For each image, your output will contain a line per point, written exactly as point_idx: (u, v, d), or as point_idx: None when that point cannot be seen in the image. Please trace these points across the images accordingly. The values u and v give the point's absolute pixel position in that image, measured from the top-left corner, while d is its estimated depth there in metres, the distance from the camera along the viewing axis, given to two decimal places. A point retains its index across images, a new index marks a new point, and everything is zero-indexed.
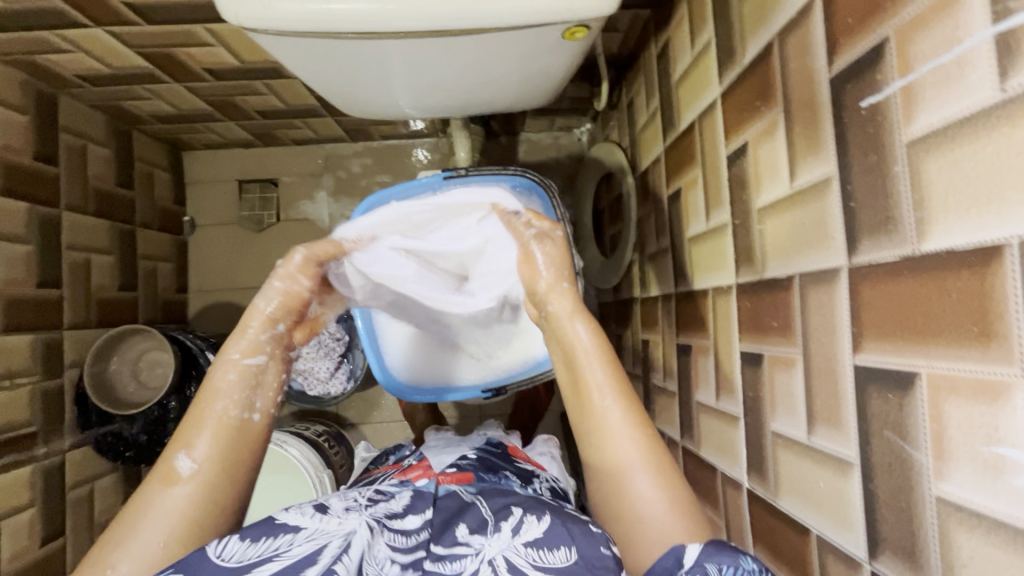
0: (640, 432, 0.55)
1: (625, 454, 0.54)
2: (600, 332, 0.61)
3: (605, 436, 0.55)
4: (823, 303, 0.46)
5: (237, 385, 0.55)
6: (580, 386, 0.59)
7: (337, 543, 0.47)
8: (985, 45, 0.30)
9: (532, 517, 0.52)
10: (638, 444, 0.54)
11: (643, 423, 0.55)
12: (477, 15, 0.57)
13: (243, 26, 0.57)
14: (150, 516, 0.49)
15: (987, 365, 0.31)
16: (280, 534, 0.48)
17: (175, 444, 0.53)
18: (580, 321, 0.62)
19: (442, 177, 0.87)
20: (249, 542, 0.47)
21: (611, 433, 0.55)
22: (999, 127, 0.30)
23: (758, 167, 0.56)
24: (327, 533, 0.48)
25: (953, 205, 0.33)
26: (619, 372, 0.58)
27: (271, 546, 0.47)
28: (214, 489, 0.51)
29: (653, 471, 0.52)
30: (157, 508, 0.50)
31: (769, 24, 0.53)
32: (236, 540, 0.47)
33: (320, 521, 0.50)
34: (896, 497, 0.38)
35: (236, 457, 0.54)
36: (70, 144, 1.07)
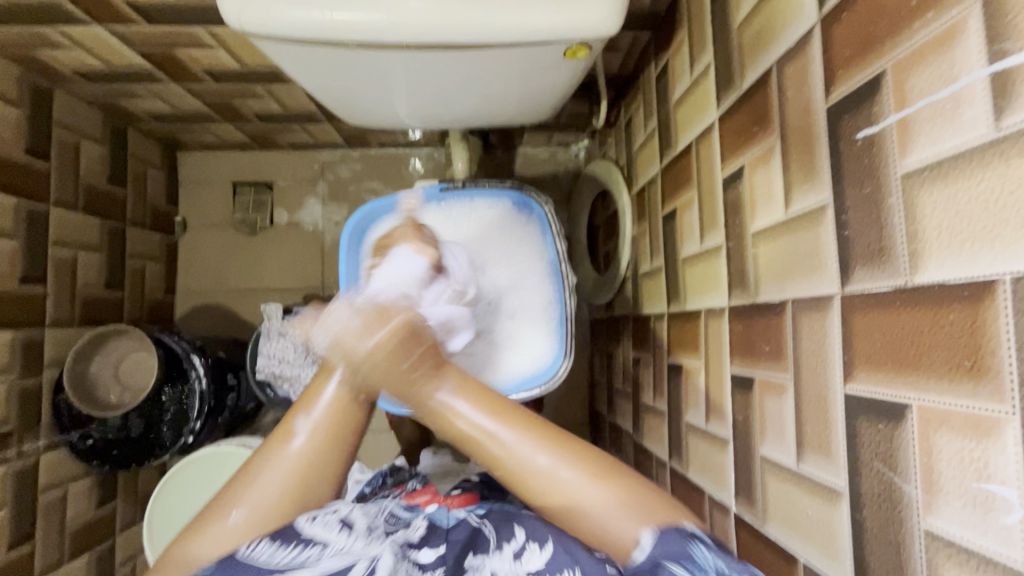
0: (529, 430, 0.52)
1: (569, 483, 0.49)
2: (456, 372, 0.56)
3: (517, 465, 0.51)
4: (815, 330, 0.46)
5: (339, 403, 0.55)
6: (485, 458, 0.52)
7: (361, 565, 0.47)
8: (980, 84, 0.31)
9: (534, 544, 0.51)
10: (577, 460, 0.50)
11: (532, 418, 0.53)
12: (481, 29, 0.57)
13: (244, 31, 0.56)
14: (213, 532, 0.50)
15: (977, 401, 0.31)
16: (307, 546, 0.48)
17: (299, 406, 0.55)
18: (441, 372, 0.55)
19: (438, 189, 0.87)
20: (277, 546, 0.48)
21: (524, 463, 0.50)
22: (993, 164, 0.30)
23: (753, 192, 0.56)
24: (352, 552, 0.48)
25: (946, 240, 0.33)
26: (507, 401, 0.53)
27: (298, 555, 0.47)
28: (269, 519, 0.51)
29: (592, 476, 0.49)
30: (274, 460, 0.53)
31: (767, 54, 0.54)
32: (266, 544, 0.48)
33: (345, 537, 0.50)
34: (884, 531, 0.38)
35: (344, 435, 0.55)
36: (64, 139, 1.05)
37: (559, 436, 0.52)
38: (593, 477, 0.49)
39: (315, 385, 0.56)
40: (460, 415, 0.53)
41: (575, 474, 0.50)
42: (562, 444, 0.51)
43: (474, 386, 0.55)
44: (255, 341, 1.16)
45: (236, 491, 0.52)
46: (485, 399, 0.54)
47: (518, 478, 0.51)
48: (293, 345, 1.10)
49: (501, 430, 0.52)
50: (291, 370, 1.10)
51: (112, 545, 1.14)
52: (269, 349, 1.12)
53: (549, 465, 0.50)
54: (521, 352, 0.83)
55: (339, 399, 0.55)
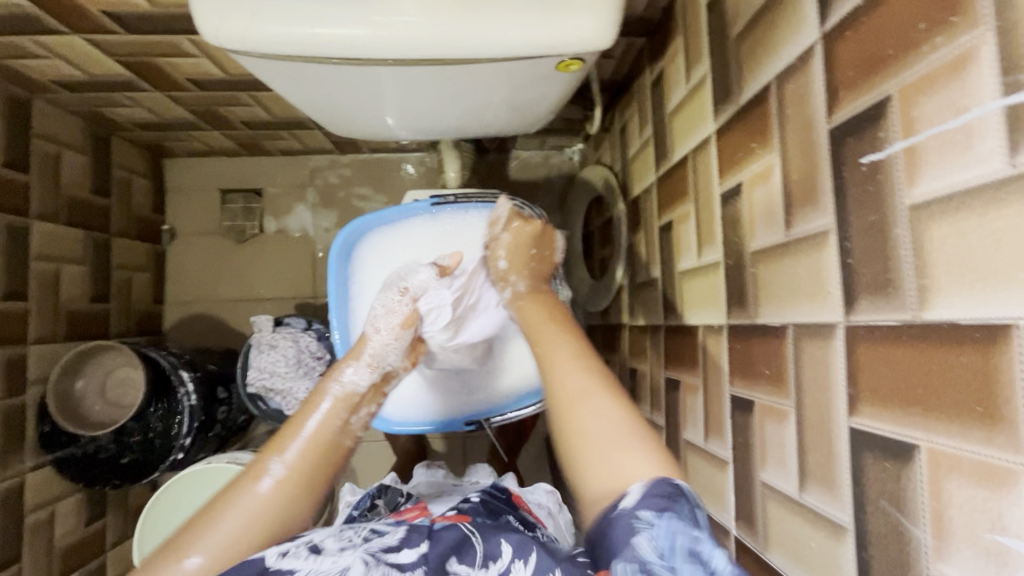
0: (593, 374, 0.56)
1: (575, 384, 0.55)
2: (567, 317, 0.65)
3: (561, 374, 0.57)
4: (818, 359, 0.44)
5: (319, 438, 0.59)
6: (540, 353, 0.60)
7: None
8: (993, 117, 0.29)
9: (519, 562, 0.49)
10: (586, 375, 0.55)
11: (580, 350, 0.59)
12: (471, 44, 0.55)
13: (223, 47, 0.54)
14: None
15: (991, 449, 0.30)
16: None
17: (277, 444, 0.58)
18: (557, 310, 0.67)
19: (431, 203, 0.84)
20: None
21: (577, 404, 0.53)
22: (1008, 202, 0.29)
23: (752, 210, 0.55)
24: (321, 573, 0.47)
25: (956, 278, 0.32)
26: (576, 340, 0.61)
27: None
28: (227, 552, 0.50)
29: (603, 392, 0.54)
30: (241, 501, 0.53)
31: (767, 68, 0.52)
32: None
33: (314, 562, 0.49)
34: (891, 572, 0.37)
35: (328, 458, 0.59)
36: (44, 150, 1.03)
37: (592, 367, 0.57)
38: (600, 387, 0.54)
39: (298, 421, 0.60)
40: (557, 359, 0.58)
41: (582, 384, 0.54)
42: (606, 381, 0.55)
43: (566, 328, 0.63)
44: (245, 354, 1.14)
45: (193, 536, 0.50)
46: (577, 345, 0.60)
47: (563, 395, 0.55)
48: (283, 358, 1.08)
49: (575, 368, 0.56)
50: (282, 382, 1.09)
51: (103, 562, 1.12)
52: (261, 361, 1.09)
53: (589, 391, 0.54)
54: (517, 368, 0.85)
55: (325, 426, 0.60)
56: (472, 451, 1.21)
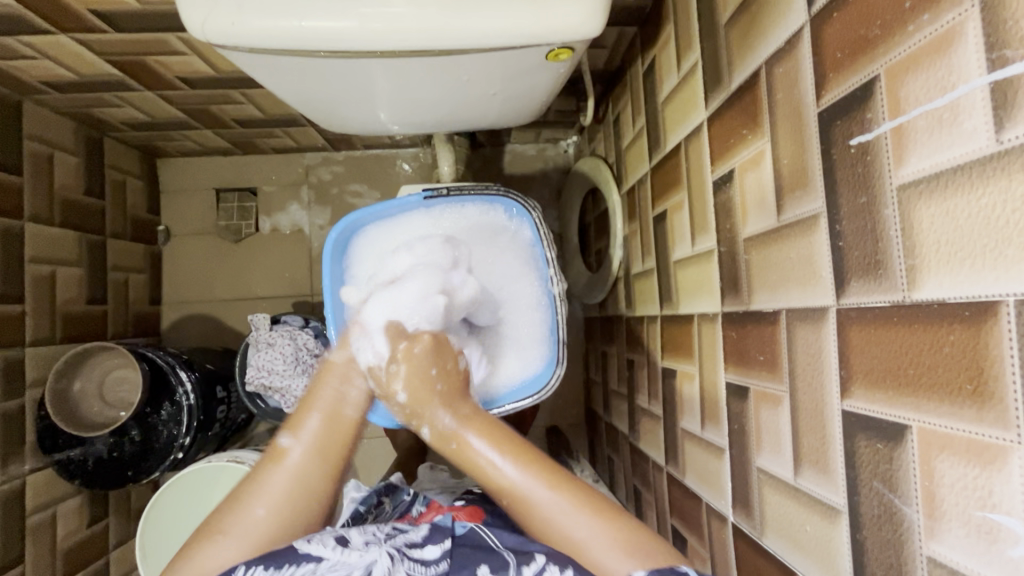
0: (519, 456, 0.56)
1: (571, 538, 0.52)
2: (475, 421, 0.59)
3: (522, 499, 0.54)
4: (811, 342, 0.44)
5: (334, 409, 0.61)
6: (458, 452, 0.58)
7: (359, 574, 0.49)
8: (979, 94, 0.29)
9: (553, 568, 0.50)
10: (557, 492, 0.53)
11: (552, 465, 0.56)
12: (459, 34, 0.54)
13: (209, 42, 0.54)
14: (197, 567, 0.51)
15: (981, 427, 0.30)
16: (303, 563, 0.49)
17: (290, 426, 0.60)
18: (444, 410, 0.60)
19: (424, 196, 0.83)
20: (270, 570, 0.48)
21: (494, 471, 0.55)
22: (995, 178, 0.29)
23: (744, 196, 0.55)
24: (349, 565, 0.50)
25: (945, 257, 0.32)
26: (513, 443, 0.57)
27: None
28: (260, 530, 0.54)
29: (574, 508, 0.53)
30: (266, 483, 0.56)
31: (756, 53, 0.52)
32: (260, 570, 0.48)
33: (342, 553, 0.51)
34: (885, 552, 0.37)
35: (344, 437, 0.60)
36: (36, 152, 1.02)
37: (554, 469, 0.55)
38: (574, 503, 0.53)
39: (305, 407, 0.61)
40: (491, 468, 0.55)
41: (582, 533, 0.52)
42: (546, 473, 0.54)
43: (479, 419, 0.59)
44: (243, 353, 1.14)
45: (222, 515, 0.55)
46: (499, 442, 0.57)
47: (536, 522, 0.53)
48: (281, 355, 1.08)
49: (512, 464, 0.55)
50: (281, 380, 1.08)
51: (106, 563, 1.12)
52: (258, 360, 1.09)
53: (528, 485, 0.54)
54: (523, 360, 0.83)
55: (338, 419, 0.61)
56: None
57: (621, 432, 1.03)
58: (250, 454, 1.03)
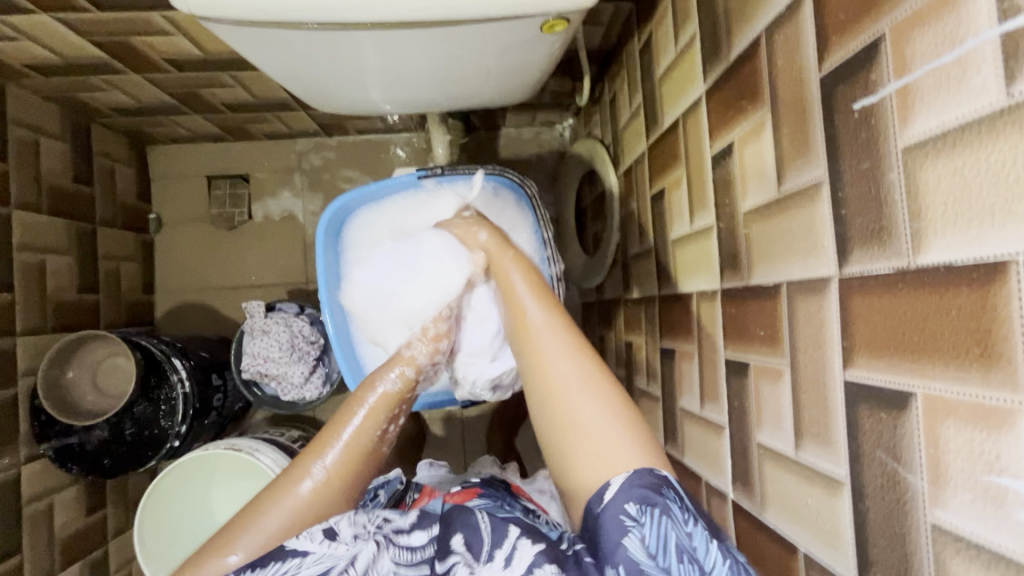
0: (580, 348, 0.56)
1: (564, 374, 0.55)
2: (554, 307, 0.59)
3: (540, 355, 0.57)
4: (812, 314, 0.44)
5: (357, 443, 0.60)
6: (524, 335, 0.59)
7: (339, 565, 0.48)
8: (989, 46, 0.28)
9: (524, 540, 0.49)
10: (579, 364, 0.55)
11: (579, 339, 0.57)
12: (452, 4, 0.53)
13: (193, 14, 0.52)
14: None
15: (988, 390, 0.29)
16: (288, 558, 0.49)
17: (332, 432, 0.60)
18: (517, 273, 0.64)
19: (416, 176, 0.82)
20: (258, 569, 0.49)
21: (549, 361, 0.56)
22: (1005, 133, 0.28)
23: (744, 169, 0.54)
24: (332, 557, 0.49)
25: (952, 218, 0.31)
26: (563, 314, 0.59)
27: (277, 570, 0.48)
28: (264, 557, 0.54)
29: (591, 387, 0.54)
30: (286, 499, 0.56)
31: (755, 21, 0.51)
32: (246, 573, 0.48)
33: (327, 545, 0.50)
34: (889, 522, 0.36)
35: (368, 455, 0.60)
36: (22, 138, 1.00)
37: (584, 347, 0.57)
38: (589, 375, 0.55)
39: (337, 424, 0.60)
40: (550, 358, 0.56)
41: (573, 374, 0.55)
42: (595, 371, 0.55)
43: (543, 292, 0.61)
44: (238, 340, 1.13)
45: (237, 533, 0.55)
46: (548, 303, 0.60)
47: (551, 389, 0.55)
48: (277, 343, 1.07)
49: (551, 328, 0.57)
50: (277, 367, 1.08)
51: (105, 552, 1.12)
52: (254, 347, 1.08)
53: (576, 382, 0.54)
54: None
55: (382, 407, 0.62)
56: (471, 431, 1.21)
57: None
58: (248, 442, 1.03)
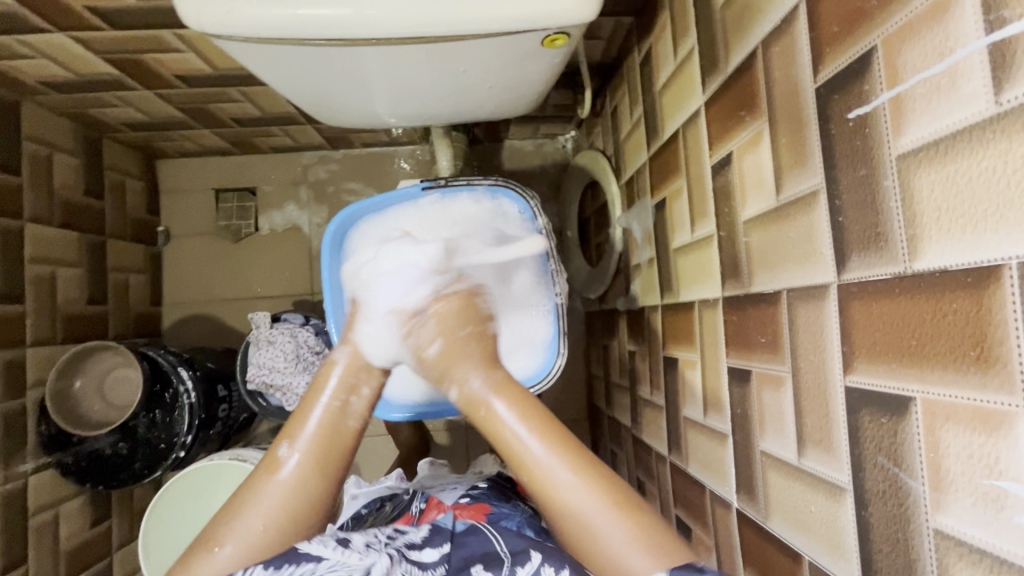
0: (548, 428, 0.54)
1: (592, 516, 0.49)
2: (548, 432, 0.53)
3: (561, 501, 0.51)
4: (812, 320, 0.44)
5: (332, 408, 0.59)
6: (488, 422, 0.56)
7: (358, 574, 0.49)
8: (977, 57, 0.29)
9: (549, 570, 0.51)
10: (564, 463, 0.51)
11: (581, 462, 0.52)
12: (454, 20, 0.54)
13: (204, 32, 0.54)
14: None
15: (986, 393, 0.29)
16: (302, 562, 0.49)
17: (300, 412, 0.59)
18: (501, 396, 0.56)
19: (420, 187, 0.83)
20: (271, 570, 0.49)
21: (574, 502, 0.50)
22: (995, 140, 0.28)
23: (743, 178, 0.54)
24: (349, 566, 0.50)
25: (946, 224, 0.31)
26: (567, 444, 0.53)
27: (292, 574, 0.48)
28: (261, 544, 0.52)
29: (616, 508, 0.49)
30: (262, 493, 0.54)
31: (752, 34, 0.52)
32: (260, 570, 0.49)
33: (342, 553, 0.50)
34: (891, 527, 0.36)
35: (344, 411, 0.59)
36: (35, 152, 1.03)
37: (598, 476, 0.51)
38: (599, 490, 0.50)
39: (302, 408, 0.59)
40: (522, 444, 0.53)
41: (603, 511, 0.49)
42: (578, 470, 0.51)
43: (512, 387, 0.57)
44: (244, 351, 1.14)
45: (224, 525, 0.53)
46: (543, 431, 0.53)
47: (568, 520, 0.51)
48: (282, 353, 1.08)
49: (561, 469, 0.51)
50: (282, 377, 1.08)
51: (110, 563, 1.12)
52: (259, 358, 1.08)
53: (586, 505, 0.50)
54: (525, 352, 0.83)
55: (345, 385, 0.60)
56: (475, 442, 1.21)
57: (624, 425, 1.02)
58: (253, 453, 1.03)
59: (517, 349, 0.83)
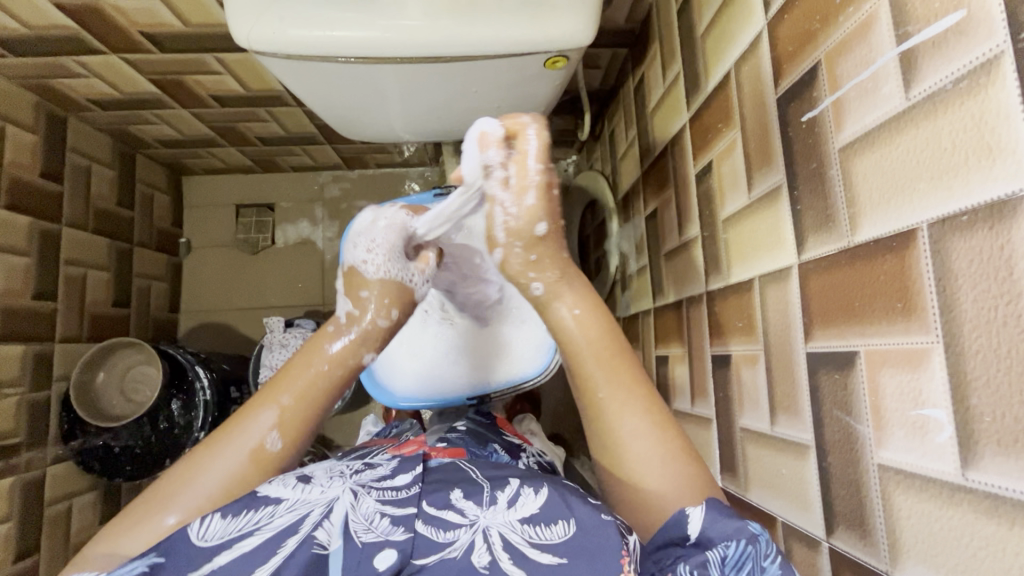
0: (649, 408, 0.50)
1: (640, 457, 0.48)
2: (623, 372, 0.52)
3: (614, 436, 0.50)
4: (780, 299, 0.50)
5: (331, 371, 0.54)
6: (575, 374, 0.53)
7: (318, 510, 0.46)
8: (892, 63, 0.36)
9: (528, 490, 0.49)
10: (650, 430, 0.49)
11: (651, 398, 0.51)
12: (467, 42, 0.62)
13: (252, 49, 0.62)
14: (140, 532, 0.46)
15: (909, 337, 0.35)
16: (261, 507, 0.45)
17: (274, 388, 0.52)
18: (571, 301, 0.55)
19: (433, 194, 0.91)
20: (230, 518, 0.44)
21: (624, 438, 0.49)
22: (908, 127, 0.35)
23: (721, 182, 0.61)
24: (309, 502, 0.47)
25: (877, 201, 0.38)
26: (634, 391, 0.51)
27: (251, 519, 0.45)
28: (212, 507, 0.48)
29: (667, 457, 0.48)
30: (205, 469, 0.48)
31: (725, 58, 0.60)
32: (217, 518, 0.44)
33: (302, 491, 0.48)
34: (846, 471, 0.41)
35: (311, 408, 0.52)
36: (76, 163, 1.11)
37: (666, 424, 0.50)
38: (673, 457, 0.48)
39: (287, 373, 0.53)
40: (591, 371, 0.52)
41: (655, 452, 0.48)
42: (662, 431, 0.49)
43: (598, 323, 0.54)
44: (257, 354, 1.19)
45: (175, 488, 0.48)
46: (631, 387, 0.51)
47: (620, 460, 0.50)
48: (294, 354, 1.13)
49: (632, 414, 0.50)
50: None
51: None
52: (272, 359, 1.14)
53: (655, 458, 0.48)
54: (530, 339, 0.87)
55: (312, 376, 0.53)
56: None
57: None
58: None
59: (521, 343, 0.87)
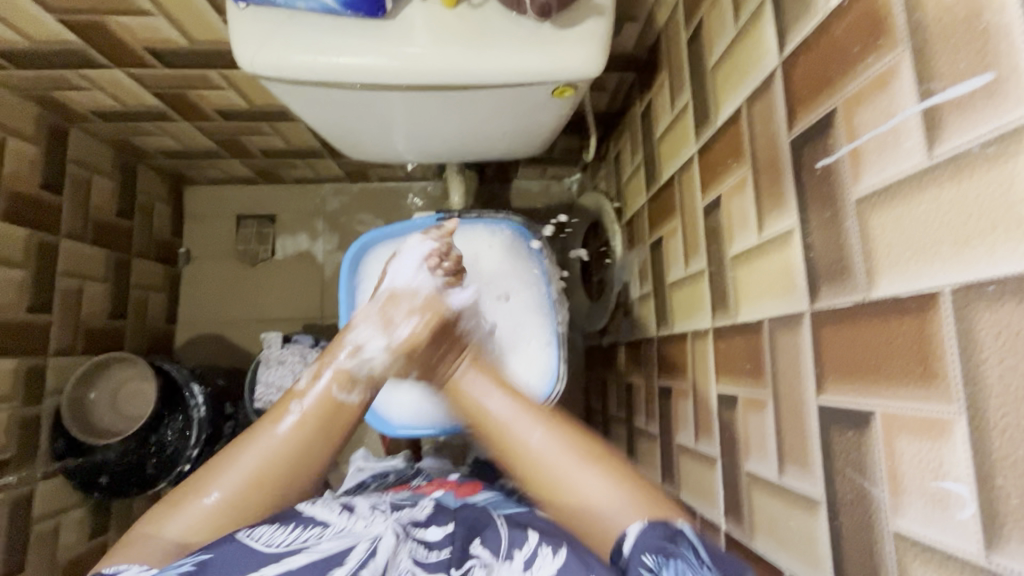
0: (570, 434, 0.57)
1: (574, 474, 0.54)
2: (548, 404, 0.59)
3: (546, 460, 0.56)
4: (790, 345, 0.48)
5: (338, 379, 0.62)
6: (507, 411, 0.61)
7: (363, 546, 0.48)
8: (914, 119, 0.35)
9: (546, 550, 0.48)
10: (581, 451, 0.55)
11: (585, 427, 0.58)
12: (475, 71, 0.62)
13: (255, 74, 0.61)
14: (180, 514, 0.53)
15: (930, 405, 0.33)
16: (310, 526, 0.50)
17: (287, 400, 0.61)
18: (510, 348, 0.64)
19: (436, 218, 0.90)
20: (277, 536, 0.48)
21: (550, 454, 0.56)
22: (930, 187, 0.34)
23: (730, 218, 0.60)
24: (355, 533, 0.49)
25: (896, 258, 0.36)
26: (565, 413, 0.59)
27: (299, 538, 0.49)
28: (244, 499, 0.54)
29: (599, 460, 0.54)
30: (257, 445, 0.57)
31: (737, 94, 0.59)
32: (267, 531, 0.49)
33: (348, 519, 0.51)
34: (859, 534, 0.39)
35: (327, 433, 0.60)
36: (77, 174, 1.10)
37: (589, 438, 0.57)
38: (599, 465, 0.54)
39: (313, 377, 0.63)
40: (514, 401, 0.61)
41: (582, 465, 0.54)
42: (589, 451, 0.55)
43: None
44: (253, 369, 1.17)
45: (213, 475, 0.55)
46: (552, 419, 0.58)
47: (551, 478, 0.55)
48: (291, 371, 1.12)
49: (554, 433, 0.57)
50: None
51: None
52: (269, 376, 1.12)
53: (580, 469, 0.54)
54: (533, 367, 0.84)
55: (330, 391, 0.62)
56: None
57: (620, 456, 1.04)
58: None
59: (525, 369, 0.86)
